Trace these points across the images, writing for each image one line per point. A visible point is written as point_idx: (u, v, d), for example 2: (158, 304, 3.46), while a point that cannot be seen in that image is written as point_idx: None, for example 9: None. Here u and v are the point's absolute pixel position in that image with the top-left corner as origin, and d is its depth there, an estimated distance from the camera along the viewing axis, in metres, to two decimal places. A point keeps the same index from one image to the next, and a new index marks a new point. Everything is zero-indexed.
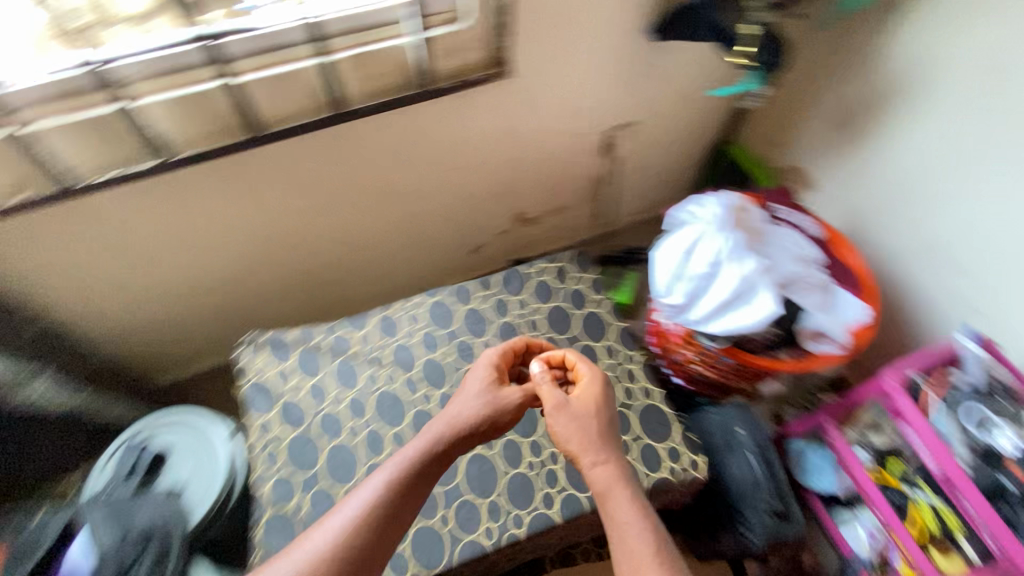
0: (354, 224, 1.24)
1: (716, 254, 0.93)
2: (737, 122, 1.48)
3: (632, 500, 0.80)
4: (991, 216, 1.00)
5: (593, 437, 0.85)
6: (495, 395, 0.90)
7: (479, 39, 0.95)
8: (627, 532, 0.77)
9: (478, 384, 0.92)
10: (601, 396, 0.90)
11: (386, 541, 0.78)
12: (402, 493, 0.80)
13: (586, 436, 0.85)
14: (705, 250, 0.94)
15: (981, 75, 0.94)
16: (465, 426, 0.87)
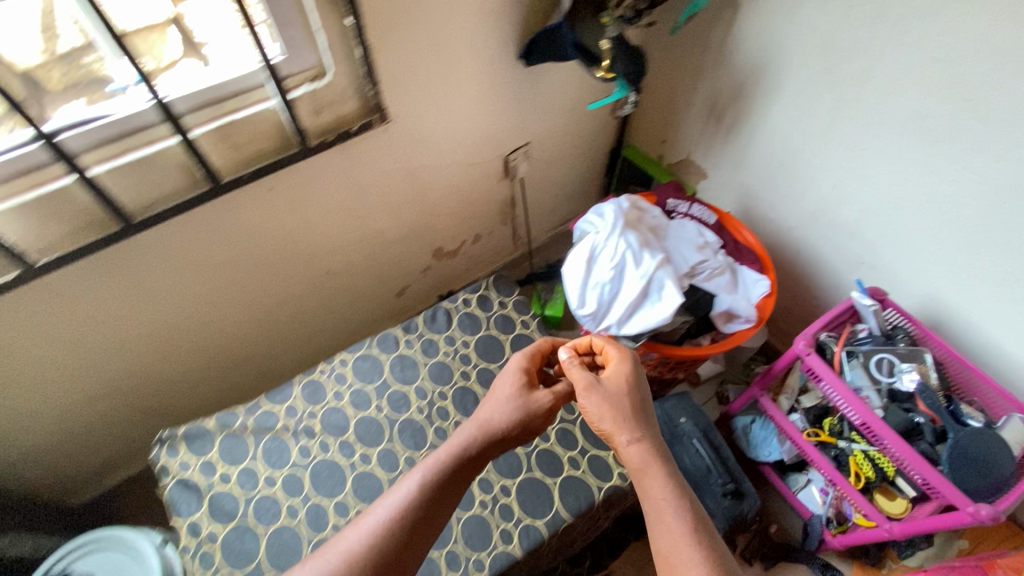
0: (264, 291, 1.20)
1: (617, 259, 0.95)
2: (628, 125, 1.54)
3: (668, 480, 0.75)
4: (859, 178, 1.08)
5: (622, 415, 0.81)
6: (528, 397, 0.90)
7: (349, 91, 0.94)
8: (664, 515, 0.72)
9: (508, 387, 0.91)
10: (633, 373, 0.85)
11: (419, 545, 0.76)
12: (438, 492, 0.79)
13: (617, 414, 0.81)
14: (607, 257, 0.96)
15: (821, 53, 1.02)
16: (497, 430, 0.86)
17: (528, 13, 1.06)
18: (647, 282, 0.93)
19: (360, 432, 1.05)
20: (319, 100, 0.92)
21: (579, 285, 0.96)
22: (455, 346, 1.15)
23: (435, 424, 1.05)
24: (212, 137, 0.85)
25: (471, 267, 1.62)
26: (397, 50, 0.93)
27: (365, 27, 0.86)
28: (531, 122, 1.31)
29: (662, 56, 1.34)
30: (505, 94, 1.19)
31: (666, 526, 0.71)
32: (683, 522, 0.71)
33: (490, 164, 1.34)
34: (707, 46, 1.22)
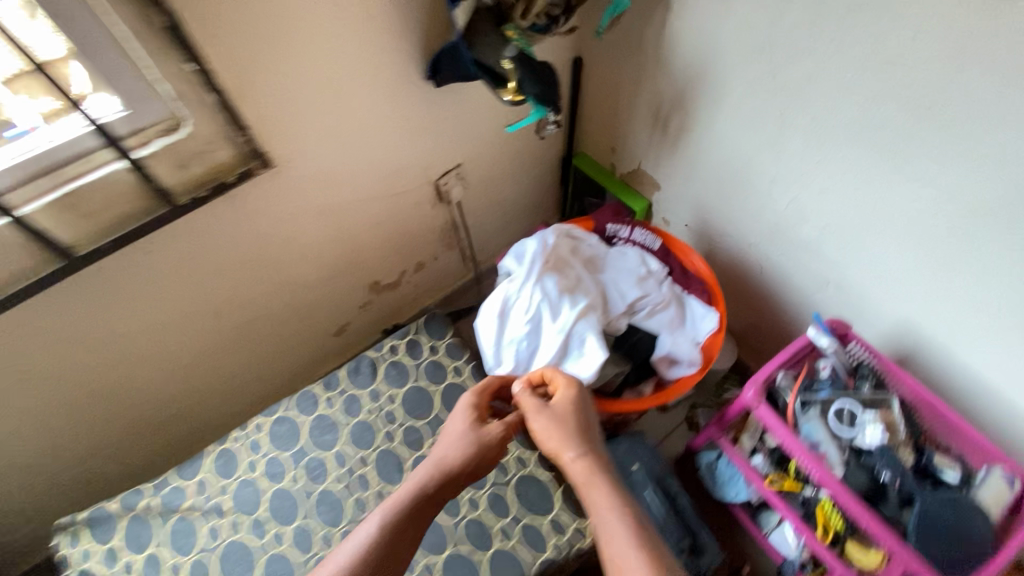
0: (176, 351, 1.10)
1: (532, 311, 0.88)
2: (575, 133, 1.41)
3: (612, 494, 0.67)
4: (815, 192, 0.95)
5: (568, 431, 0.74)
6: (479, 430, 0.81)
7: (219, 139, 0.83)
8: (608, 532, 0.63)
9: (459, 422, 0.83)
10: (580, 391, 0.79)
11: None
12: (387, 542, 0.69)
13: (561, 430, 0.74)
14: (523, 309, 0.89)
15: (759, 54, 0.89)
16: (451, 470, 0.77)
17: (427, 29, 0.94)
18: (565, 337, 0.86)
19: (274, 508, 0.95)
20: (179, 155, 0.81)
21: (491, 342, 0.88)
22: (379, 402, 1.05)
23: (355, 494, 0.96)
24: (53, 208, 0.76)
25: (419, 295, 1.51)
26: (264, 88, 0.82)
27: (213, 69, 0.75)
28: (459, 143, 1.19)
29: (599, 57, 1.21)
30: (418, 118, 1.07)
31: (611, 545, 0.62)
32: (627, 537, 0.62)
33: (418, 191, 1.23)
34: (644, 45, 1.09)
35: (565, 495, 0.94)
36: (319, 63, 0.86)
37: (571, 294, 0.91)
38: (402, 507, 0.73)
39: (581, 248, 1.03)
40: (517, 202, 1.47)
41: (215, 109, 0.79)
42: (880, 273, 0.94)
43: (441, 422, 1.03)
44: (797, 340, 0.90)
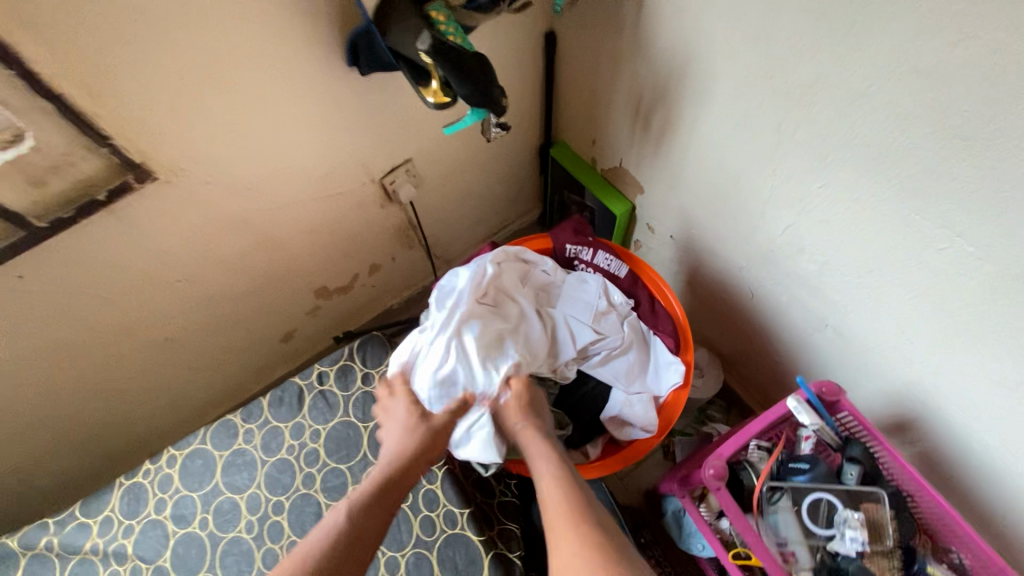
0: (83, 375, 0.98)
1: (443, 375, 0.75)
2: (550, 119, 1.22)
3: (554, 462, 0.69)
4: (813, 221, 0.77)
5: (524, 407, 0.75)
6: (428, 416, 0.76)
7: (80, 150, 0.70)
8: (549, 494, 0.66)
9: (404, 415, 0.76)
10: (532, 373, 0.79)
11: None
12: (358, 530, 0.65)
13: (515, 406, 0.74)
14: (436, 369, 0.76)
15: (750, 41, 0.70)
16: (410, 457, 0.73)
17: (334, 7, 0.77)
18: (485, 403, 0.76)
19: (177, 555, 0.87)
20: (27, 171, 0.68)
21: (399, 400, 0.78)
22: (302, 439, 0.94)
23: (265, 546, 0.86)
24: None
25: (377, 299, 1.36)
26: (123, 85, 0.68)
27: (41, 72, 0.62)
28: (402, 136, 1.02)
29: (573, 34, 1.01)
30: (344, 110, 0.91)
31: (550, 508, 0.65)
32: (563, 498, 0.65)
33: (359, 191, 1.07)
34: (620, 23, 0.89)
35: (494, 560, 0.83)
36: (193, 54, 0.71)
37: (495, 347, 0.77)
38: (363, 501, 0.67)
39: (534, 276, 0.89)
40: (484, 197, 1.30)
41: (60, 115, 0.66)
42: (884, 321, 0.77)
43: (368, 465, 0.92)
44: (773, 407, 0.74)
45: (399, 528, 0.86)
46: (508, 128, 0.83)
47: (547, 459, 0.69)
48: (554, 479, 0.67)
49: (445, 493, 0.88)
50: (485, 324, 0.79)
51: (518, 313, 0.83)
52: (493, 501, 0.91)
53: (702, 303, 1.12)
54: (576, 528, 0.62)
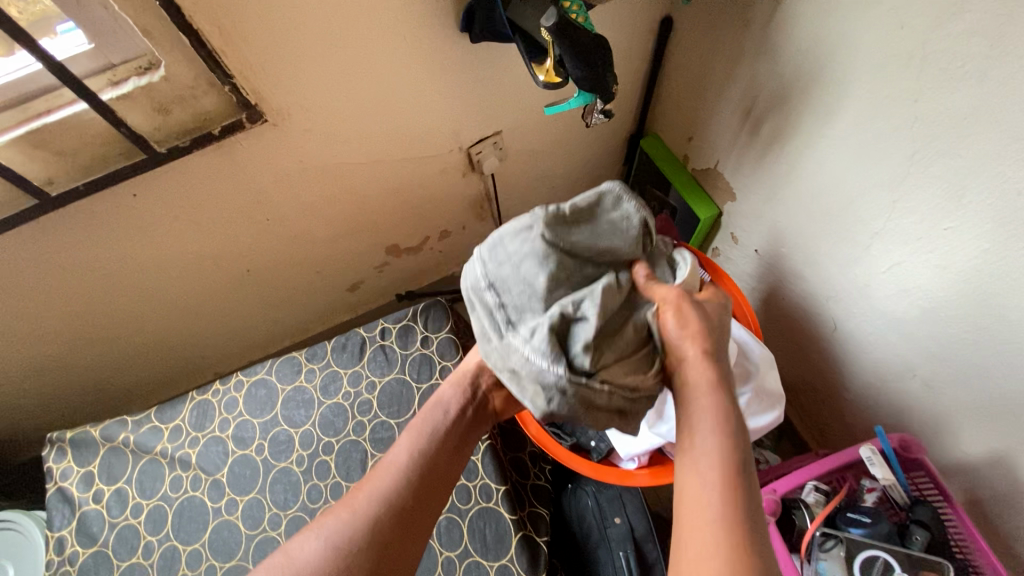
0: (174, 289, 1.06)
1: None
2: (648, 107, 1.17)
3: (723, 439, 0.50)
4: (926, 262, 0.71)
5: (701, 329, 0.57)
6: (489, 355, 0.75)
7: (204, 85, 0.74)
8: (698, 463, 0.49)
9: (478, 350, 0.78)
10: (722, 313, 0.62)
11: (411, 530, 0.60)
12: (413, 498, 0.61)
13: (693, 325, 0.57)
14: None
15: (907, 56, 0.63)
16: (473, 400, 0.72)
17: None
18: None
19: (233, 473, 0.94)
20: (155, 99, 0.72)
21: None
22: (357, 388, 0.98)
23: (311, 481, 0.92)
24: (19, 145, 0.70)
25: (441, 265, 1.37)
26: (253, 31, 0.71)
27: (183, 6, 0.64)
28: (496, 109, 1.01)
29: (691, 24, 0.95)
30: (447, 76, 0.90)
31: (698, 469, 0.49)
32: (721, 466, 0.48)
33: (445, 158, 1.07)
34: (750, 19, 0.83)
35: (521, 541, 0.86)
36: (317, 6, 0.72)
37: None
38: (397, 479, 0.62)
39: None
40: (565, 177, 1.27)
41: (191, 51, 0.69)
42: (982, 386, 0.71)
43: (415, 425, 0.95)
44: (844, 451, 0.75)
45: None
46: (610, 116, 0.83)
47: (715, 410, 0.51)
48: (714, 447, 0.49)
49: (486, 467, 0.91)
50: None
51: None
52: (526, 482, 0.94)
53: (774, 326, 1.06)
54: (736, 510, 0.45)
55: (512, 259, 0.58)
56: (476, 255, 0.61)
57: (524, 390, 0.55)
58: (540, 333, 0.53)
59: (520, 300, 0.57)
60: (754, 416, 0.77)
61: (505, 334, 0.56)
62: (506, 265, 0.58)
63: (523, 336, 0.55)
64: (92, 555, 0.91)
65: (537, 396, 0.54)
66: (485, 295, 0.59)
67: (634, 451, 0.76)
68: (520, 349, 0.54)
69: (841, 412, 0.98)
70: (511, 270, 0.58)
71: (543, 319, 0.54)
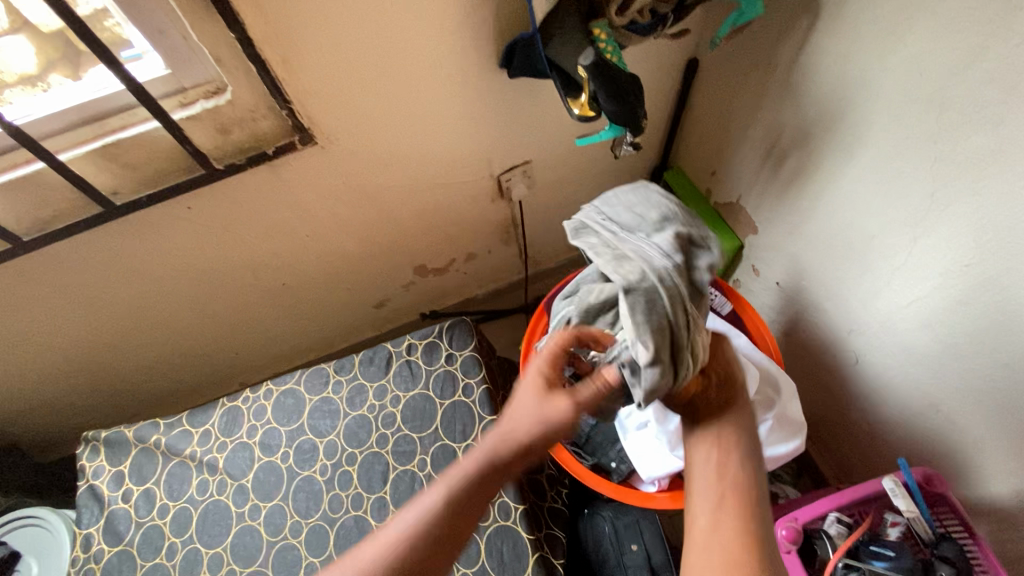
0: (212, 298, 1.11)
1: None
2: (673, 142, 1.21)
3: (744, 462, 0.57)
4: (947, 297, 0.73)
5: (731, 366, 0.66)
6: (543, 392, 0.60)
7: (264, 109, 0.80)
8: (725, 477, 0.56)
9: (530, 393, 0.61)
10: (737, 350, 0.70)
11: None
12: (428, 564, 0.54)
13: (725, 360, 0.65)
14: None
15: (928, 99, 0.66)
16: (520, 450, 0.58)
17: (503, 13, 0.82)
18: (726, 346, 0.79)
19: (258, 479, 0.97)
20: (218, 120, 0.78)
21: None
22: (382, 401, 1.01)
23: (333, 491, 0.94)
24: (94, 157, 0.76)
25: (464, 287, 1.40)
26: (312, 62, 0.77)
27: (254, 38, 0.70)
28: (527, 139, 1.06)
29: (716, 66, 1.00)
30: (484, 107, 0.96)
31: (720, 484, 0.56)
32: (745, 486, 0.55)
33: (476, 184, 1.12)
34: (774, 62, 0.87)
35: (538, 562, 0.86)
36: (372, 42, 0.78)
37: None
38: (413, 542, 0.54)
39: None
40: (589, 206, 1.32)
41: (256, 78, 0.75)
42: (1007, 424, 0.71)
43: (436, 440, 0.97)
44: (866, 483, 0.75)
45: None
46: (639, 147, 0.87)
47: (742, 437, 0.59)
48: (740, 469, 0.57)
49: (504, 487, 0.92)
50: None
51: None
52: (544, 503, 0.95)
53: (795, 358, 1.07)
54: (753, 523, 0.53)
55: (630, 200, 0.64)
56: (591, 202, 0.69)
57: (619, 273, 0.56)
58: (663, 239, 0.57)
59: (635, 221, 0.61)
60: (772, 445, 0.78)
61: (616, 237, 0.61)
62: (623, 203, 0.64)
63: (638, 238, 0.59)
64: (117, 553, 0.94)
65: (631, 276, 0.55)
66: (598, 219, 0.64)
67: (656, 475, 0.78)
68: (635, 244, 0.59)
69: (863, 448, 0.98)
70: (631, 203, 0.64)
71: (659, 230, 0.59)
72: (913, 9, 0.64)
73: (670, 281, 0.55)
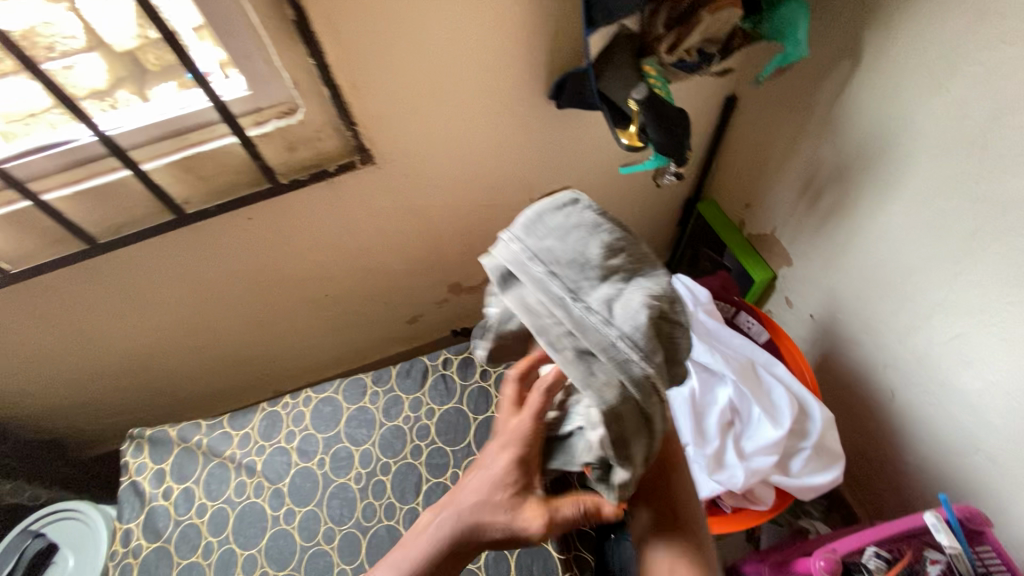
0: (258, 305, 1.15)
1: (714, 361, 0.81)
2: (707, 174, 1.24)
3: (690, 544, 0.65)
4: (988, 335, 0.73)
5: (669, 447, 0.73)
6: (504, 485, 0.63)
7: (329, 129, 0.86)
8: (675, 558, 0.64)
9: (497, 482, 0.64)
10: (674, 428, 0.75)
11: None
12: None
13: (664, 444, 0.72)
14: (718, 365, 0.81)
15: (970, 142, 0.69)
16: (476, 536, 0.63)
17: (556, 48, 0.87)
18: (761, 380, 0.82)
19: (294, 484, 0.99)
20: (287, 138, 0.84)
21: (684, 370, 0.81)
22: (417, 413, 1.03)
23: (367, 499, 0.96)
24: (172, 168, 0.82)
25: None
26: (378, 89, 0.82)
27: (330, 65, 0.76)
28: (568, 166, 1.11)
29: (754, 104, 1.04)
30: (530, 135, 1.01)
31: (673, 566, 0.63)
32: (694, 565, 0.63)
33: (516, 207, 1.16)
34: (814, 102, 0.91)
35: None
36: (434, 72, 0.83)
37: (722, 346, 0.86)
38: None
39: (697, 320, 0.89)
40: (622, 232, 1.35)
41: (326, 100, 0.81)
42: None
43: (469, 454, 0.98)
44: (907, 517, 0.75)
45: None
46: (681, 177, 0.90)
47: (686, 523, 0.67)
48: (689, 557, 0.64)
49: None
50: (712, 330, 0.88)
51: (720, 335, 0.87)
52: (572, 525, 0.92)
53: (827, 391, 1.07)
54: None
55: (560, 231, 0.55)
56: (511, 235, 0.57)
57: (589, 388, 0.50)
58: (633, 317, 0.50)
59: (579, 267, 0.54)
60: (808, 475, 0.79)
61: (572, 321, 0.52)
62: (564, 258, 0.54)
63: (600, 322, 0.51)
64: (155, 549, 0.96)
65: (603, 393, 0.50)
66: (532, 265, 0.54)
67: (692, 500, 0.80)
68: (600, 335, 0.51)
69: (897, 485, 0.97)
70: (576, 264, 0.54)
71: (619, 309, 0.51)
72: (955, 57, 0.67)
73: (644, 390, 0.51)
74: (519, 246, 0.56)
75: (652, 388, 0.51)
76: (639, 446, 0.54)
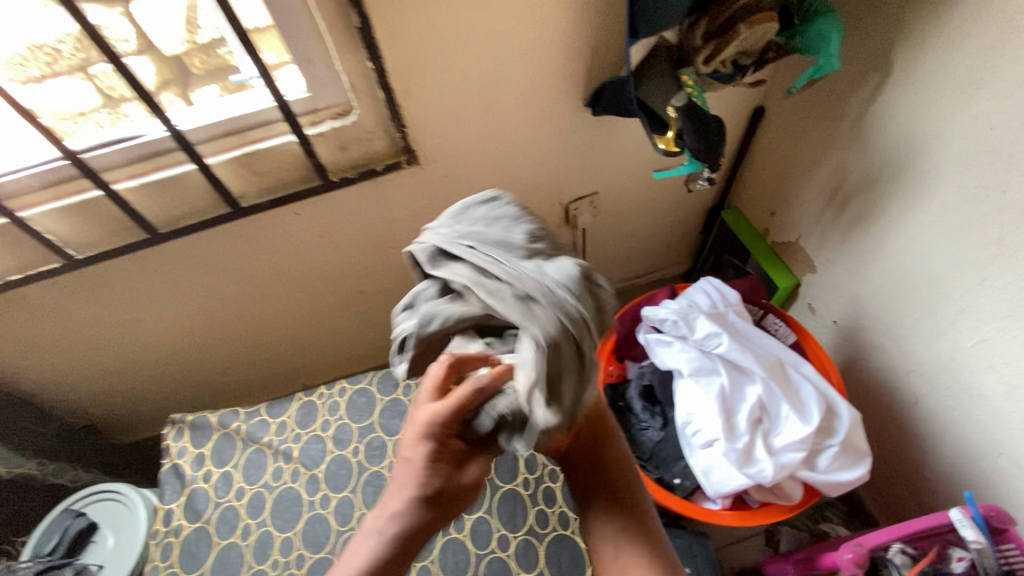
0: (296, 300, 1.19)
1: (743, 358, 0.84)
2: (732, 183, 1.28)
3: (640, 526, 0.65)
4: (1013, 339, 0.76)
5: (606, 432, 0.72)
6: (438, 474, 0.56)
7: (379, 131, 0.90)
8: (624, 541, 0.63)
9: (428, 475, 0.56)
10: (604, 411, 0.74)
11: None
12: None
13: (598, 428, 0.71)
14: (747, 363, 0.84)
15: (997, 153, 0.72)
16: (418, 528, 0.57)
17: (596, 59, 0.91)
18: (790, 378, 0.85)
19: (330, 471, 1.02)
20: (340, 138, 0.89)
21: (715, 368, 0.85)
22: None
23: None
24: (232, 163, 0.87)
25: None
26: (428, 94, 0.87)
27: (387, 70, 0.81)
28: (598, 172, 1.15)
29: (782, 116, 1.08)
30: (565, 141, 1.05)
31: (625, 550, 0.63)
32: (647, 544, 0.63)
33: (546, 211, 1.20)
34: (842, 113, 0.94)
35: None
36: (481, 79, 0.88)
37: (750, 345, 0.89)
38: None
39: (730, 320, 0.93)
40: (646, 238, 1.38)
41: (379, 103, 0.86)
42: None
43: None
44: (931, 514, 0.76)
45: (515, 511, 0.95)
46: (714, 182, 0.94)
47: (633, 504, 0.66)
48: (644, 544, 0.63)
49: (563, 496, 0.96)
50: (742, 329, 0.91)
51: (749, 335, 0.91)
52: None
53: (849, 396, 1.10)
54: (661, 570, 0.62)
55: (487, 217, 0.67)
56: (439, 225, 0.68)
57: (525, 320, 0.56)
58: (559, 269, 0.60)
59: (504, 242, 0.64)
60: (836, 471, 0.82)
61: (506, 273, 0.60)
62: (489, 235, 0.65)
63: (532, 273, 0.60)
64: (195, 529, 1.00)
65: (536, 322, 0.56)
66: (462, 239, 0.65)
67: (721, 492, 0.81)
68: (531, 280, 0.59)
69: (919, 489, 0.98)
70: (501, 236, 0.64)
71: (547, 266, 0.61)
72: (983, 72, 0.71)
73: (575, 329, 0.58)
74: (447, 231, 0.66)
75: (579, 329, 0.58)
76: (569, 386, 0.57)
